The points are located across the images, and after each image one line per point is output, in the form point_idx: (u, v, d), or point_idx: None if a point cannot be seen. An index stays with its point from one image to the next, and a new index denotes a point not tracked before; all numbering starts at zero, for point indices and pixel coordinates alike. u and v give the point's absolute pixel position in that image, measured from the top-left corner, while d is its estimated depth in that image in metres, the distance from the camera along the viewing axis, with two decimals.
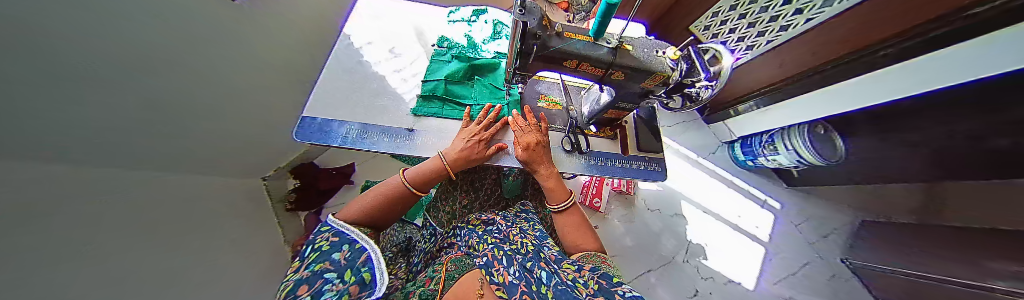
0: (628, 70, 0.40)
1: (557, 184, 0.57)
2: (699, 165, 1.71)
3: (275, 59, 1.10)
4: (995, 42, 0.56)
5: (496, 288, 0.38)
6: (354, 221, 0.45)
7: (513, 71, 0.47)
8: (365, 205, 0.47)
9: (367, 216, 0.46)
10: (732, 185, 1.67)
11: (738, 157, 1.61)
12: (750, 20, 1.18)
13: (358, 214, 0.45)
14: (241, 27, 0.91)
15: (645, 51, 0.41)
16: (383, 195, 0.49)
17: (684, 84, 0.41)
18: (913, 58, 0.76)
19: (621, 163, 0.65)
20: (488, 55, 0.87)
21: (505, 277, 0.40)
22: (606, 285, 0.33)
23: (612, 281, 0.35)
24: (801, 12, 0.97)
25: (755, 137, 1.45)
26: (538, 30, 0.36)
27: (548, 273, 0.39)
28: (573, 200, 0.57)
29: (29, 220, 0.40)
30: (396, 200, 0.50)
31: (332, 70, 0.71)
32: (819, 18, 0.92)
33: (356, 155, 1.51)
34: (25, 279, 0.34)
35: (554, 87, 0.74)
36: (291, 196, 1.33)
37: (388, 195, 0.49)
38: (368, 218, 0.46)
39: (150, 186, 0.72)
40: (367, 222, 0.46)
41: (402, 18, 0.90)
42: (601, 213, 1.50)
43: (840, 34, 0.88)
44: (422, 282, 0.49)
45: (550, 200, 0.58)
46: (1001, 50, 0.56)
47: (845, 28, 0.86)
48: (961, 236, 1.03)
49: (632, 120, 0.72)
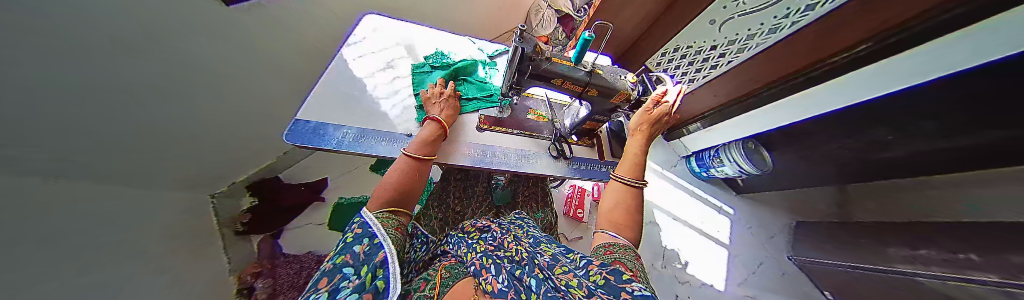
0: (602, 88, 0.51)
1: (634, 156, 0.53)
2: (665, 176, 1.93)
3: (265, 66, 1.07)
4: (915, 54, 0.67)
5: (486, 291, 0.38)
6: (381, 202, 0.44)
7: (509, 86, 0.54)
8: (386, 186, 0.46)
9: (393, 192, 0.45)
10: (693, 194, 1.89)
11: (694, 169, 1.86)
12: (689, 59, 1.41)
13: (382, 193, 0.45)
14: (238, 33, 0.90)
15: (612, 75, 0.52)
16: (399, 172, 0.49)
17: (642, 101, 0.54)
18: (839, 77, 0.91)
19: (598, 167, 0.74)
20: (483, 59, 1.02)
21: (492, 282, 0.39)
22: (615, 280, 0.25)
23: (625, 277, 0.22)
24: (723, 55, 1.21)
25: (705, 152, 1.71)
26: (533, 54, 0.44)
27: (537, 280, 0.36)
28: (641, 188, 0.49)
29: None
30: (414, 171, 0.51)
31: (326, 83, 0.72)
32: (739, 58, 1.13)
33: (332, 167, 1.44)
34: None
35: (540, 103, 0.84)
36: (242, 217, 1.15)
37: (403, 169, 0.49)
38: (393, 198, 0.45)
39: (77, 199, 0.60)
40: (396, 201, 0.45)
41: (402, 35, 1.00)
42: (585, 224, 1.56)
43: (762, 67, 1.09)
44: (416, 289, 0.47)
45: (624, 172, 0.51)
46: (921, 59, 0.67)
47: (762, 64, 1.07)
48: (874, 229, 1.28)
49: (604, 132, 0.84)
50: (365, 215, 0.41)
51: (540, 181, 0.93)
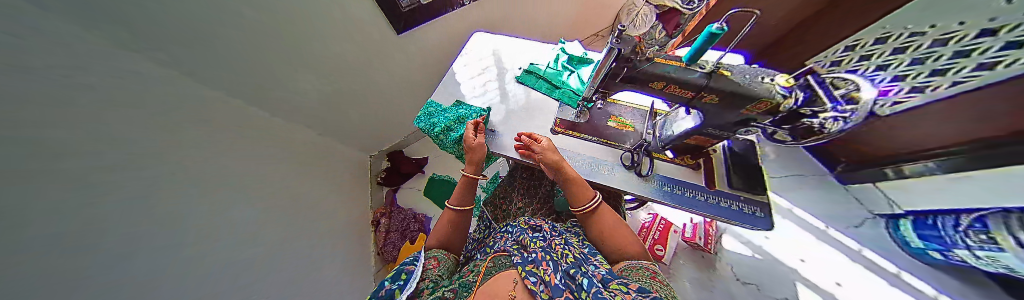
0: (727, 93, 0.38)
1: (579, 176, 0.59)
2: (830, 239, 1.25)
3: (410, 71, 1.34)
4: None
5: (534, 288, 0.40)
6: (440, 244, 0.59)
7: (595, 88, 0.52)
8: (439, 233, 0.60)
9: (445, 240, 0.59)
10: (901, 283, 1.10)
11: (908, 242, 1.12)
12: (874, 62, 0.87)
13: (437, 240, 0.59)
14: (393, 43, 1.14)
15: (749, 75, 0.38)
16: (449, 225, 0.61)
17: (799, 114, 0.36)
18: None
19: (704, 197, 0.57)
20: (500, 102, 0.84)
21: (550, 277, 0.41)
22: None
23: None
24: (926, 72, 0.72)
25: (948, 216, 0.97)
26: (630, 55, 0.40)
27: (590, 281, 0.40)
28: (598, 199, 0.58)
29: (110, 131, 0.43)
30: (456, 227, 0.62)
31: (441, 88, 0.93)
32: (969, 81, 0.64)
33: (427, 151, 1.76)
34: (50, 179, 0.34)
35: (627, 110, 0.73)
36: (382, 173, 1.66)
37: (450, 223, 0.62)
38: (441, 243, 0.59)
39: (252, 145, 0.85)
40: (446, 244, 0.59)
41: (496, 45, 1.05)
42: (664, 265, 1.22)
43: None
44: (465, 272, 0.51)
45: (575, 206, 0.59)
46: None
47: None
48: None
49: (721, 152, 0.63)
50: (417, 262, 0.48)
51: (613, 199, 0.82)
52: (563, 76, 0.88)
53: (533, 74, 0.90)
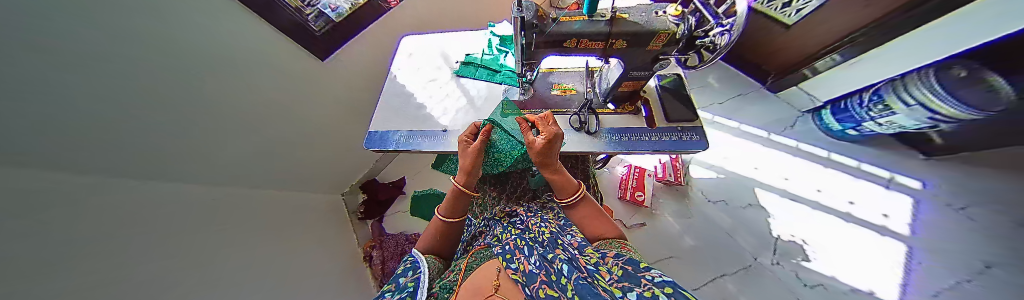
0: (629, 35, 0.43)
1: (567, 176, 0.52)
2: (774, 144, 1.42)
3: (364, 96, 1.26)
4: None
5: (515, 275, 0.39)
6: (431, 250, 0.54)
7: (521, 63, 0.54)
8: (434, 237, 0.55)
9: (438, 246, 0.54)
10: (830, 163, 1.32)
11: (832, 127, 1.32)
12: None
13: (428, 244, 0.54)
14: (334, 72, 1.05)
15: (643, 15, 0.43)
16: (439, 232, 0.55)
17: (694, 36, 0.42)
18: None
19: (648, 137, 0.62)
20: (453, 99, 0.81)
21: (524, 266, 0.40)
22: (632, 270, 0.31)
23: (640, 266, 0.31)
24: None
25: (852, 98, 1.16)
26: (535, 20, 0.44)
27: (568, 265, 0.37)
28: (584, 192, 0.53)
29: (140, 228, 0.44)
30: (445, 233, 0.55)
31: (383, 101, 0.83)
32: None
33: (406, 169, 1.54)
34: (132, 284, 0.37)
35: (567, 75, 0.76)
36: (361, 207, 1.39)
37: (441, 231, 0.55)
38: (438, 247, 0.54)
39: None
40: (439, 248, 0.55)
41: (429, 43, 0.98)
42: (647, 209, 1.31)
43: None
44: (447, 274, 0.48)
45: (559, 196, 0.54)
46: None
47: None
48: None
49: (654, 91, 0.69)
50: (417, 256, 0.49)
51: (580, 163, 0.81)
52: (501, 60, 0.88)
53: (474, 62, 0.88)
